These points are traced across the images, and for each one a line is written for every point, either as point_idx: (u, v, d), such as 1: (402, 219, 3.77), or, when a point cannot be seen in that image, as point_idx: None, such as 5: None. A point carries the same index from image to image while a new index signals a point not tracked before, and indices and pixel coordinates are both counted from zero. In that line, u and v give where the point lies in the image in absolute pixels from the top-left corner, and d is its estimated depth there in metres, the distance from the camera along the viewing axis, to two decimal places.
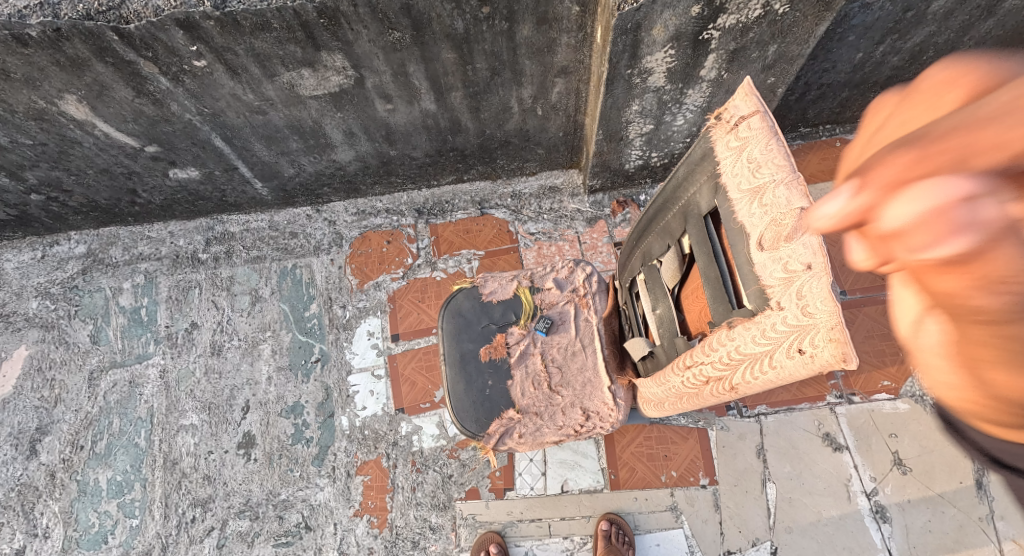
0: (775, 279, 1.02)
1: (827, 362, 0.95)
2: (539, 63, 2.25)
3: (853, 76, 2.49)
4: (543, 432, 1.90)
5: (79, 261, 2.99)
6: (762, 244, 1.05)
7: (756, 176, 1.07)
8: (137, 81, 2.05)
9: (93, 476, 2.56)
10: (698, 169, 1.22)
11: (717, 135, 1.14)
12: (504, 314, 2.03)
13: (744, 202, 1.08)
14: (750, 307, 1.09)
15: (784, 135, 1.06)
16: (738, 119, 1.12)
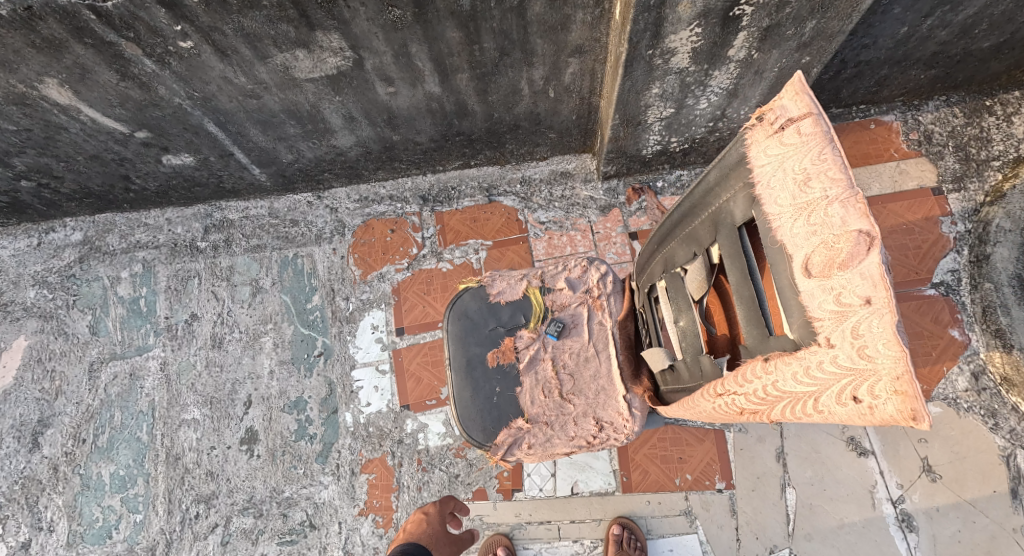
0: (825, 312, 0.88)
1: (889, 418, 0.83)
2: (552, 42, 2.07)
3: (895, 54, 2.27)
4: (554, 443, 1.80)
5: (76, 249, 2.90)
6: (809, 269, 0.90)
7: (804, 190, 0.92)
8: (121, 63, 1.91)
9: (96, 470, 2.53)
10: (733, 175, 1.11)
11: (757, 137, 0.99)
12: (513, 315, 1.92)
13: (788, 217, 0.94)
14: (791, 337, 0.95)
15: (841, 143, 0.90)
16: (785, 120, 0.97)
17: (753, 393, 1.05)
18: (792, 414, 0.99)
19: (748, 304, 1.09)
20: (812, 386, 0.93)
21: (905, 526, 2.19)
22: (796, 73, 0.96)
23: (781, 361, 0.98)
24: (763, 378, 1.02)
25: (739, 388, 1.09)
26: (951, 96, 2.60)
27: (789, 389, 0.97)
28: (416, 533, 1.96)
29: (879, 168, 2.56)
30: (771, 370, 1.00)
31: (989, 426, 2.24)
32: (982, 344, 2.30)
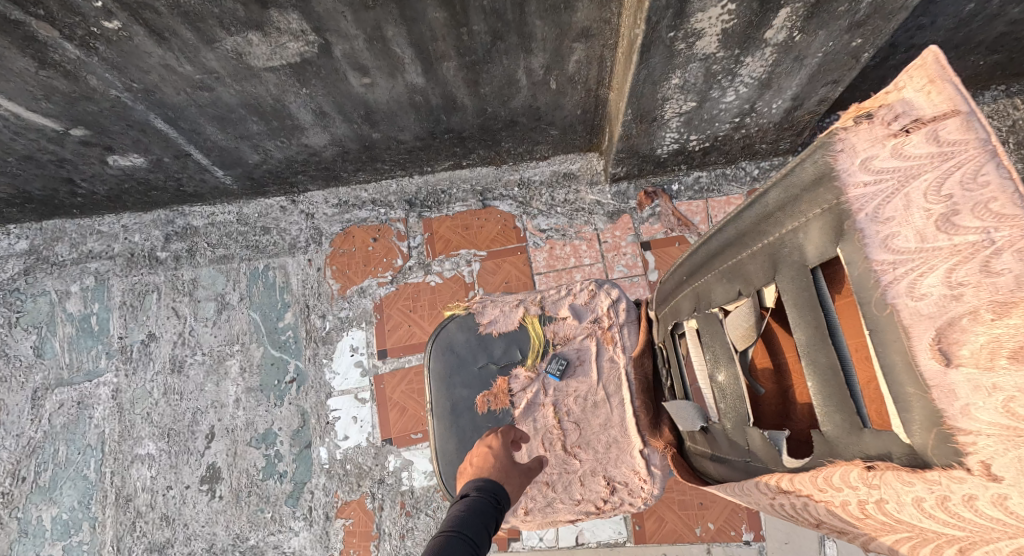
0: (985, 424, 0.58)
1: None
2: (554, 24, 1.75)
3: (954, 37, 1.95)
4: (555, 507, 1.50)
5: (21, 259, 2.60)
6: (953, 353, 0.60)
7: (942, 227, 0.63)
8: (36, 48, 1.59)
9: (36, 513, 2.24)
10: (805, 198, 0.80)
11: (862, 145, 0.72)
12: (507, 350, 1.63)
13: (914, 268, 0.64)
14: (907, 441, 0.66)
15: (1009, 157, 0.60)
16: (909, 121, 0.68)
17: (843, 504, 0.80)
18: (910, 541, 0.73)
19: (827, 379, 0.79)
20: (957, 529, 0.65)
21: None
22: (933, 47, 0.66)
23: (894, 481, 0.69)
24: (865, 493, 0.75)
25: (823, 492, 0.82)
26: (1010, 86, 2.28)
27: (912, 518, 0.70)
28: (481, 468, 1.35)
29: None
30: (878, 487, 0.72)
31: None
32: None
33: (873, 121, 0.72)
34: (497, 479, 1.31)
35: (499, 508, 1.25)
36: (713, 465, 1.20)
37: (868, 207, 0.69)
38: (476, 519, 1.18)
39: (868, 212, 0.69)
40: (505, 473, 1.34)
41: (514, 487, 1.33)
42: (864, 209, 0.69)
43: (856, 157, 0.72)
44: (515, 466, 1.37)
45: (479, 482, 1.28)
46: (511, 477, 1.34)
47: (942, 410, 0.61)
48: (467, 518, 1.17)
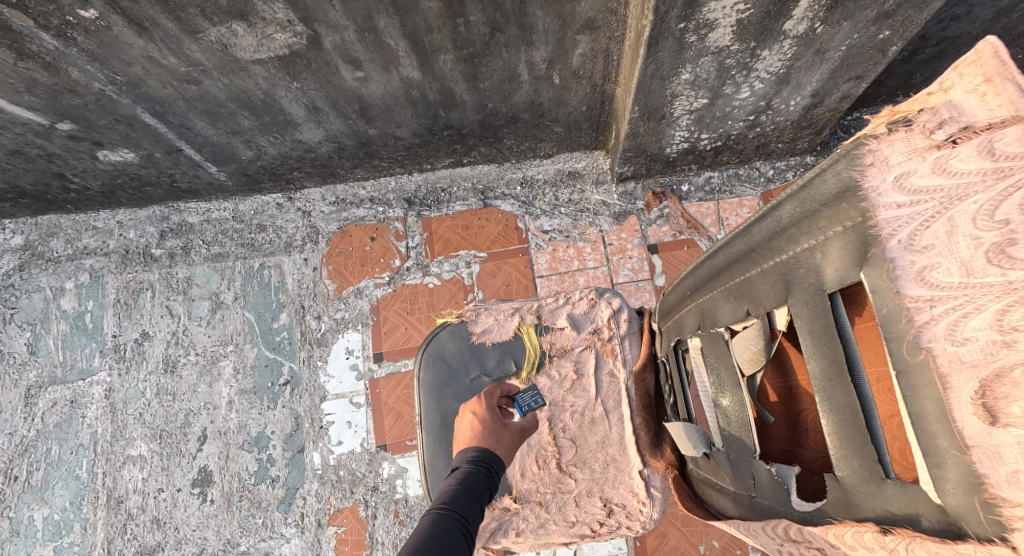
0: None
1: None
2: (556, 15, 1.64)
3: (992, 27, 1.81)
4: (549, 530, 1.42)
5: (15, 255, 2.55)
6: (997, 410, 0.51)
7: (985, 261, 0.53)
8: (12, 38, 1.51)
9: (28, 514, 2.19)
10: (828, 211, 0.70)
11: (895, 155, 0.61)
12: (499, 361, 1.54)
13: (954, 308, 0.55)
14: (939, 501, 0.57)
15: None
16: (956, 128, 0.57)
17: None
18: None
19: (846, 419, 0.70)
20: None
21: None
22: (994, 38, 0.54)
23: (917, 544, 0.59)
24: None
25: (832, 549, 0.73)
26: None
27: None
28: (471, 435, 1.33)
29: None
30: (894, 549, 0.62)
31: None
32: None
33: (913, 129, 0.60)
34: (488, 447, 1.30)
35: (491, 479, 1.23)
36: (716, 495, 1.11)
37: (900, 235, 0.60)
38: (469, 497, 1.13)
39: (900, 239, 0.60)
40: (493, 439, 1.32)
41: (506, 450, 1.32)
42: (896, 236, 0.61)
43: (891, 173, 0.61)
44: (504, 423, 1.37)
45: (469, 458, 1.25)
46: (499, 442, 1.32)
47: (983, 476, 0.52)
48: (461, 493, 1.13)
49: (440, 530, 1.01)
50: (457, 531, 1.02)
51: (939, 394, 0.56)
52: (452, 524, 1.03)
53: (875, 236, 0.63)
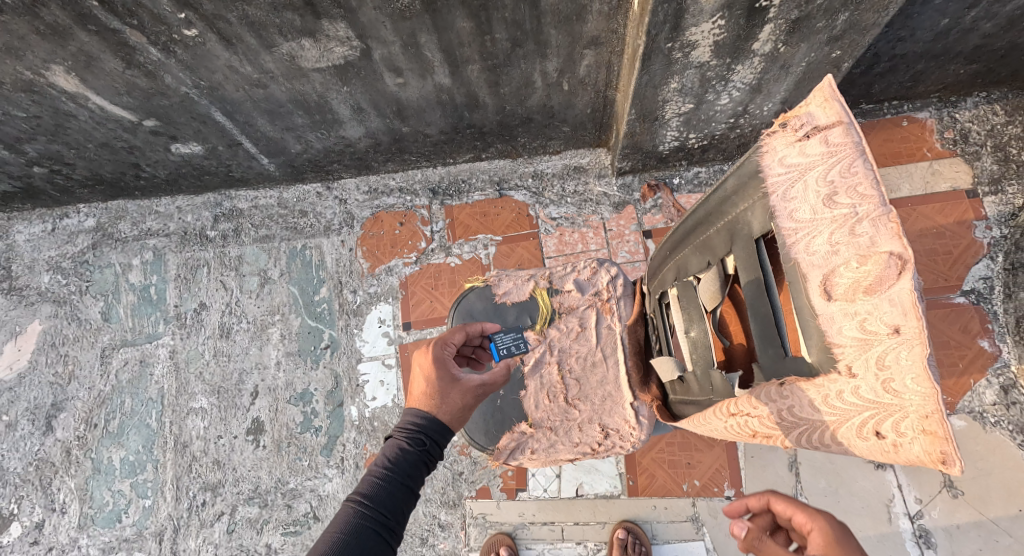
0: (848, 338, 0.84)
1: (915, 457, 0.81)
2: (567, 34, 1.98)
3: (934, 47, 2.17)
4: (557, 449, 1.77)
5: (89, 235, 2.93)
6: (831, 291, 0.86)
7: (827, 206, 0.88)
8: (125, 51, 1.87)
9: (107, 455, 2.56)
10: (750, 185, 1.04)
11: (779, 143, 0.96)
12: (517, 315, 1.94)
13: (808, 234, 0.89)
14: (811, 360, 0.91)
15: (873, 156, 0.85)
16: (810, 129, 0.93)
17: (766, 414, 1.04)
18: (809, 442, 0.98)
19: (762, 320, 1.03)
20: (831, 417, 0.91)
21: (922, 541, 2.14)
22: (828, 77, 0.92)
23: (798, 386, 0.94)
24: (778, 401, 0.99)
25: (752, 410, 1.07)
26: (992, 92, 2.52)
27: (806, 415, 0.95)
28: (419, 399, 1.52)
29: (910, 168, 2.50)
30: (786, 394, 0.97)
31: (1018, 443, 2.18)
32: (1013, 356, 2.25)
33: (786, 129, 0.96)
34: (430, 411, 1.48)
35: (422, 452, 1.41)
36: (687, 407, 1.45)
37: (779, 193, 0.94)
38: (389, 487, 1.33)
39: (778, 195, 0.93)
40: (438, 401, 1.50)
41: (452, 409, 1.50)
42: (776, 193, 0.94)
43: (776, 155, 0.96)
44: (454, 380, 1.54)
45: (407, 428, 1.45)
46: (444, 402, 1.50)
47: (825, 332, 0.86)
48: (381, 479, 1.33)
49: (343, 527, 1.24)
50: (369, 523, 1.26)
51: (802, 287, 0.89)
52: (358, 519, 1.26)
53: (766, 192, 0.96)
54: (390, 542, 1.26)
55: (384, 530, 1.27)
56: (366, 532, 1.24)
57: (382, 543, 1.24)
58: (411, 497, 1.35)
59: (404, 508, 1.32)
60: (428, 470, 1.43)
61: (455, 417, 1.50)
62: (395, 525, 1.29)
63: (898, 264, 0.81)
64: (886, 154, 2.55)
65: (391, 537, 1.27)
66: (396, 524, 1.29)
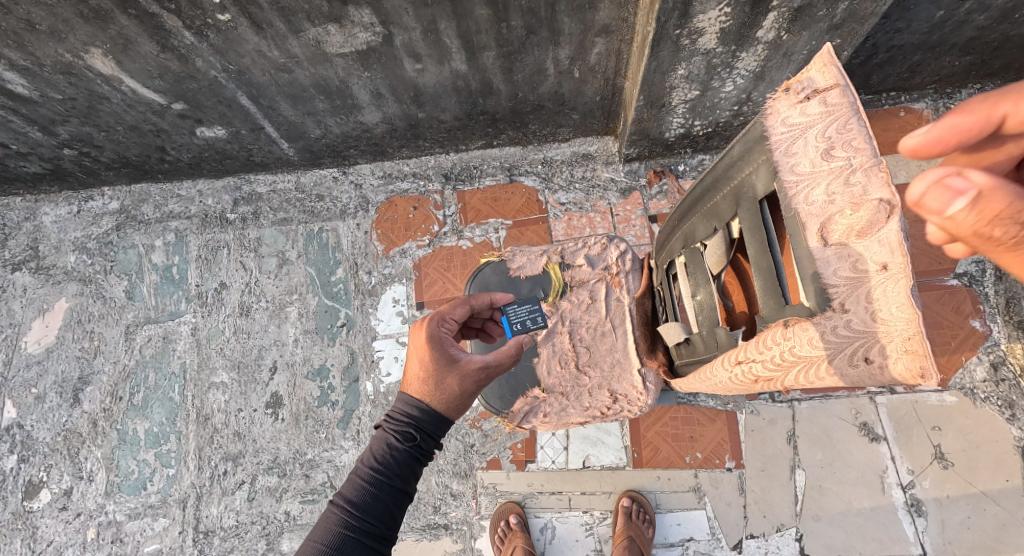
0: (839, 278, 1.04)
1: (898, 375, 0.99)
2: (579, 22, 2.08)
3: (929, 38, 2.27)
4: (568, 412, 1.89)
5: (113, 217, 3.04)
6: (827, 236, 1.06)
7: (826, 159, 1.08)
8: (161, 35, 1.97)
9: (132, 426, 2.70)
10: (756, 149, 1.18)
11: (783, 107, 1.15)
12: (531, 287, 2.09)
13: (809, 183, 1.09)
14: (807, 304, 1.10)
15: (866, 114, 1.05)
16: (812, 91, 1.13)
17: (770, 358, 1.19)
18: (806, 378, 1.14)
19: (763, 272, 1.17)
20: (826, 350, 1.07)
21: (913, 510, 2.26)
22: (828, 46, 1.11)
23: (798, 327, 1.10)
24: (782, 344, 1.15)
25: (758, 355, 1.22)
26: (986, 84, 2.62)
27: (805, 354, 1.11)
28: (414, 387, 1.51)
29: (907, 156, 2.59)
30: (789, 336, 1.13)
31: (1006, 417, 2.29)
32: (1003, 335, 2.34)
33: (789, 93, 1.16)
34: (422, 401, 1.48)
35: (411, 446, 1.41)
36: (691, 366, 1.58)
37: (783, 149, 1.13)
38: (376, 490, 1.33)
39: (782, 150, 1.13)
40: (430, 390, 1.49)
41: (446, 398, 1.49)
42: (781, 149, 1.13)
43: (781, 116, 1.14)
44: (449, 365, 1.54)
45: (398, 422, 1.45)
46: (438, 391, 1.49)
47: (820, 274, 1.07)
48: (367, 481, 1.34)
49: (326, 532, 1.27)
50: (354, 527, 1.28)
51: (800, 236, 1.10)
52: (340, 526, 1.28)
53: (773, 151, 1.14)
54: (375, 546, 1.29)
55: (368, 536, 1.29)
56: (350, 536, 1.27)
57: (365, 549, 1.27)
58: (400, 496, 1.36)
59: (392, 510, 1.34)
60: (421, 465, 1.43)
61: (449, 407, 1.49)
62: (383, 528, 1.31)
63: (887, 209, 1.00)
64: (883, 142, 2.65)
65: (377, 540, 1.29)
66: (382, 526, 1.31)
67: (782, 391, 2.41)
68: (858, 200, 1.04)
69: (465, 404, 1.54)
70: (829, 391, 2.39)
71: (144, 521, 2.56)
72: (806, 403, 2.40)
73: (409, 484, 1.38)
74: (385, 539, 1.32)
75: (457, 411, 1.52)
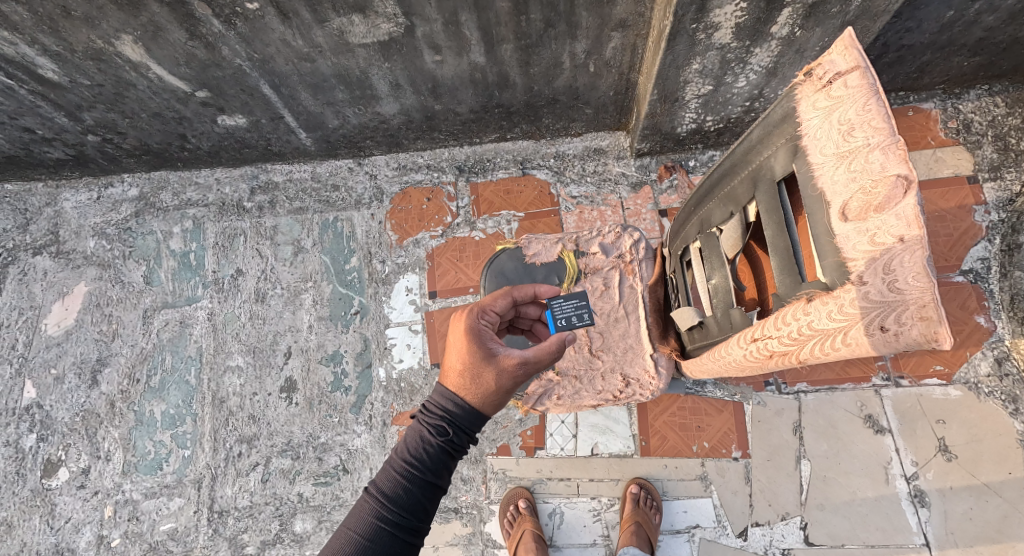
0: (859, 252, 1.12)
1: (912, 340, 1.08)
2: (597, 16, 2.13)
3: (939, 38, 2.31)
4: (582, 395, 2.20)
5: (132, 204, 3.10)
6: (848, 213, 1.14)
7: (848, 139, 1.15)
8: (191, 23, 2.03)
9: (149, 408, 2.77)
10: (776, 133, 1.28)
11: (806, 91, 1.22)
12: (547, 274, 2.30)
13: (831, 164, 1.17)
14: (824, 280, 1.20)
15: (884, 95, 1.13)
16: (833, 75, 1.20)
17: (789, 333, 1.26)
18: (821, 350, 1.22)
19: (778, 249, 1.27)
20: (842, 322, 1.15)
21: (917, 501, 2.29)
22: (850, 31, 1.18)
23: (819, 302, 1.19)
24: (801, 319, 1.23)
25: (775, 332, 1.30)
26: (994, 85, 2.66)
27: (823, 327, 1.19)
28: (449, 379, 1.51)
29: (914, 155, 2.63)
30: (809, 311, 1.21)
31: (1009, 411, 2.32)
32: (1007, 331, 2.38)
33: (811, 77, 1.23)
34: (458, 396, 1.47)
35: (442, 440, 1.43)
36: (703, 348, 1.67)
37: (805, 132, 1.21)
38: (407, 484, 1.37)
39: (804, 134, 1.21)
40: (466, 384, 1.47)
41: (481, 393, 1.46)
42: (802, 134, 1.21)
43: (804, 100, 1.22)
44: (485, 361, 1.50)
45: (433, 415, 1.46)
46: (474, 385, 1.47)
47: (841, 250, 1.15)
48: (400, 474, 1.38)
49: (359, 522, 1.34)
50: (385, 519, 1.33)
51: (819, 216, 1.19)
52: (373, 517, 1.34)
53: (795, 135, 1.22)
54: (405, 538, 1.34)
55: (398, 527, 1.34)
56: (381, 528, 1.32)
57: (395, 540, 1.32)
58: (432, 491, 1.39)
59: (423, 503, 1.38)
60: (454, 460, 1.44)
61: (485, 402, 1.47)
62: (413, 521, 1.36)
63: (904, 187, 1.09)
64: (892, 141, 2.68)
65: (406, 533, 1.34)
66: (413, 519, 1.36)
67: (789, 383, 2.45)
68: (878, 179, 1.11)
69: (502, 400, 1.50)
70: (835, 383, 2.43)
71: (160, 500, 2.64)
72: (813, 395, 2.44)
73: (441, 479, 1.41)
74: (416, 530, 1.37)
75: (493, 407, 1.49)
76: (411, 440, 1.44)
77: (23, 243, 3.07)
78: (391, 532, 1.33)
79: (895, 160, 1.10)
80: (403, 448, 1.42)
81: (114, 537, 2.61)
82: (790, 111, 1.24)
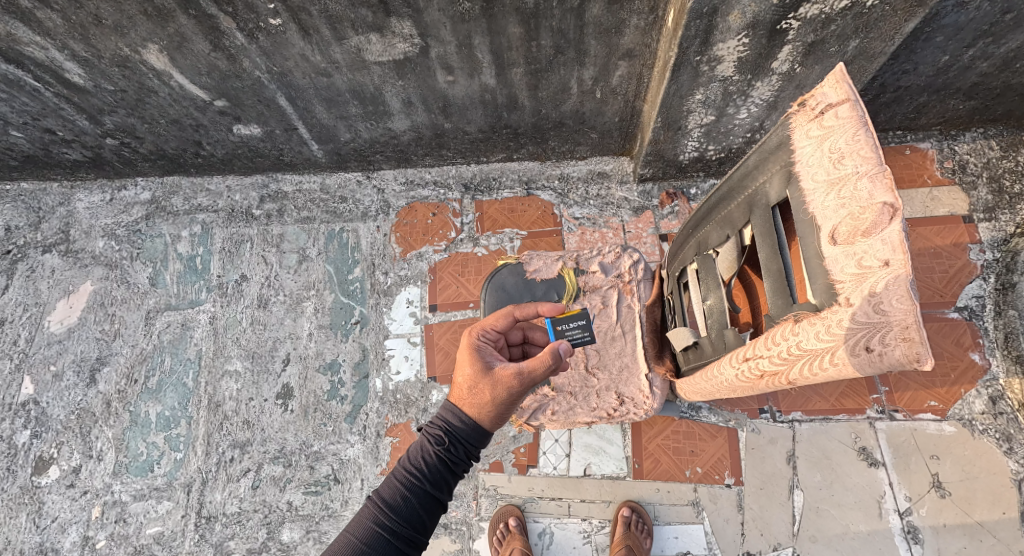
0: (847, 275, 1.16)
1: (896, 361, 1.11)
2: (605, 45, 2.22)
3: (935, 81, 2.39)
4: (576, 411, 2.24)
5: (144, 207, 3.16)
6: (837, 236, 1.18)
7: (839, 166, 1.20)
8: (215, 35, 2.12)
9: (144, 409, 2.78)
10: (771, 159, 1.33)
11: (801, 121, 1.27)
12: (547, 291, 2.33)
13: (822, 190, 1.21)
14: (813, 302, 1.24)
15: (872, 127, 1.19)
16: (825, 106, 1.26)
17: (780, 352, 1.30)
18: (809, 371, 1.25)
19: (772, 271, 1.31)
20: (830, 342, 1.18)
21: (910, 538, 2.27)
22: (840, 64, 1.24)
23: (807, 322, 1.23)
24: (789, 339, 1.27)
25: (766, 352, 1.34)
26: (989, 129, 2.73)
27: (811, 347, 1.22)
28: (453, 394, 1.55)
29: (912, 193, 2.68)
30: (798, 331, 1.25)
31: (1003, 450, 2.32)
32: (1002, 370, 2.39)
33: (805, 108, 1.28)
34: (459, 409, 1.50)
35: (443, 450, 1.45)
36: (697, 367, 1.73)
37: (798, 160, 1.26)
38: (406, 492, 1.39)
39: (799, 161, 1.25)
40: (466, 396, 1.51)
41: (479, 405, 1.49)
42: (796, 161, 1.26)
43: (800, 128, 1.27)
44: (486, 373, 1.53)
45: (435, 427, 1.49)
46: (474, 397, 1.50)
47: (829, 272, 1.20)
48: (401, 482, 1.40)
49: (358, 526, 1.34)
50: (382, 524, 1.33)
51: (810, 241, 1.24)
52: (372, 522, 1.34)
53: (789, 162, 1.27)
54: (401, 546, 1.33)
55: (396, 535, 1.34)
56: (378, 533, 1.32)
57: (392, 548, 1.32)
58: (430, 503, 1.40)
59: (421, 513, 1.39)
60: (453, 475, 1.46)
61: (483, 414, 1.49)
62: (410, 530, 1.36)
63: (889, 213, 1.15)
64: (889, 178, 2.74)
65: (402, 541, 1.34)
66: (411, 529, 1.36)
67: (784, 411, 2.45)
68: (867, 205, 1.16)
69: (501, 412, 1.50)
70: (829, 414, 2.43)
71: (149, 503, 2.63)
72: (807, 425, 2.44)
73: (440, 492, 1.42)
74: (413, 542, 1.36)
75: (492, 420, 1.50)
76: (414, 451, 1.46)
77: (33, 241, 3.12)
78: (388, 539, 1.32)
79: (882, 187, 1.15)
80: (405, 456, 1.44)
81: (99, 539, 2.59)
82: (786, 139, 1.29)
